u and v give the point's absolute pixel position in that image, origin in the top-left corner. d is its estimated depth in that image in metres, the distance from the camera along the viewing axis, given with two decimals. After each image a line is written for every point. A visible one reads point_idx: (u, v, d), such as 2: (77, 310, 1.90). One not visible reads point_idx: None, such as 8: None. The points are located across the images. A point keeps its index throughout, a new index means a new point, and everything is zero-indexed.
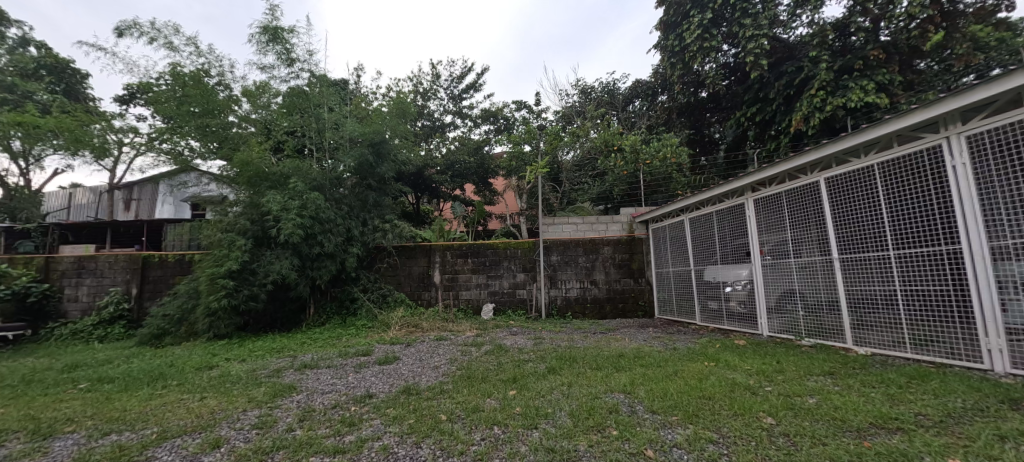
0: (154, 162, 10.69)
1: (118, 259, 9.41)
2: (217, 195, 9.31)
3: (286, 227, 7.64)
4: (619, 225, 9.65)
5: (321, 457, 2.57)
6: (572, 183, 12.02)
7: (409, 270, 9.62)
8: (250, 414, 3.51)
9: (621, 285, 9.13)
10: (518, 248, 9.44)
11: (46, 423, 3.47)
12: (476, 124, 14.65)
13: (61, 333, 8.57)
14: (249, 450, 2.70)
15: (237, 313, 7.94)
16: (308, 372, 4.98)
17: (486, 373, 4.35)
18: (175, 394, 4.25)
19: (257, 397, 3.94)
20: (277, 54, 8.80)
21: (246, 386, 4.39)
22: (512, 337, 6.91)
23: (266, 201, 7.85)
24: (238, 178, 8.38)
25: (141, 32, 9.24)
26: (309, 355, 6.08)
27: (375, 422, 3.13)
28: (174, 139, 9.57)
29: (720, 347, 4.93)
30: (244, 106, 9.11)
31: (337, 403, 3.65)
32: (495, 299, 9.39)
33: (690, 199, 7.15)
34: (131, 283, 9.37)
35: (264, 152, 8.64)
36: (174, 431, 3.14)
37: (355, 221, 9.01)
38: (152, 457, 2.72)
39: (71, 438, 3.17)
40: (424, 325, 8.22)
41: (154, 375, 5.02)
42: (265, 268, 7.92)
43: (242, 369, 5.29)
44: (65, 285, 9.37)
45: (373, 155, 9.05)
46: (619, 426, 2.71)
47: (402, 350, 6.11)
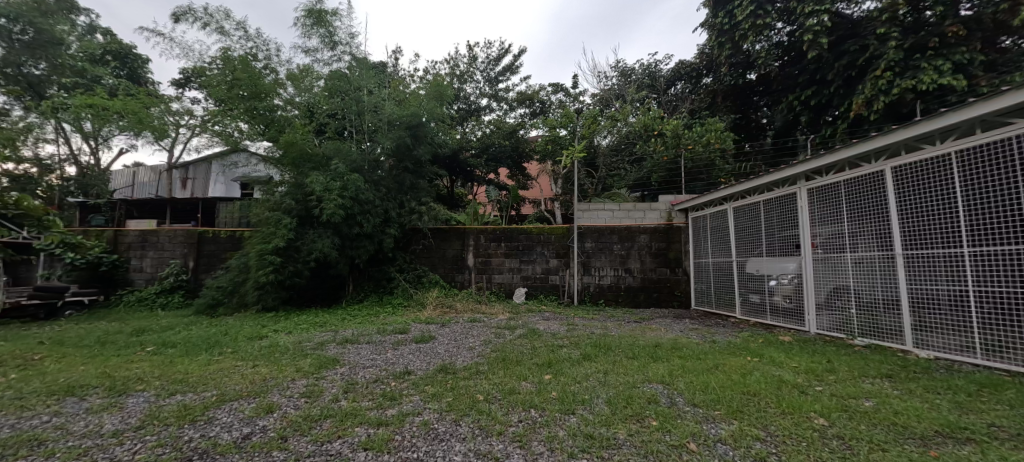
0: (209, 142, 11.35)
1: (176, 234, 10.07)
2: (264, 175, 9.76)
3: (328, 207, 7.92)
4: (657, 213, 9.38)
5: (367, 427, 2.69)
6: (608, 169, 11.76)
7: (443, 252, 9.79)
8: (299, 383, 3.71)
9: (657, 275, 8.92)
10: (552, 234, 9.38)
11: (120, 381, 3.81)
12: (512, 108, 14.51)
13: (129, 299, 9.45)
14: (299, 417, 2.86)
15: (283, 288, 8.39)
16: (349, 347, 5.21)
17: (521, 356, 4.39)
18: (230, 361, 4.56)
19: (304, 368, 4.16)
20: (320, 38, 8.99)
21: (292, 356, 4.64)
22: (544, 322, 6.95)
23: (310, 181, 8.14)
24: (284, 159, 8.74)
25: (196, 17, 9.73)
26: (349, 330, 6.36)
27: (415, 398, 3.23)
28: (225, 121, 10.29)
29: (762, 343, 4.74)
30: (289, 89, 9.41)
31: (378, 378, 3.79)
32: (528, 284, 9.42)
33: (735, 187, 6.80)
34: (187, 256, 10.03)
35: (308, 134, 8.96)
36: (231, 395, 3.36)
37: (393, 203, 9.21)
38: (214, 418, 2.93)
39: (142, 396, 3.46)
40: (457, 306, 8.39)
41: (211, 343, 5.40)
42: (309, 246, 8.28)
43: (289, 340, 5.60)
44: (131, 256, 10.16)
45: (411, 137, 9.19)
46: (659, 417, 2.65)
47: (438, 330, 6.28)
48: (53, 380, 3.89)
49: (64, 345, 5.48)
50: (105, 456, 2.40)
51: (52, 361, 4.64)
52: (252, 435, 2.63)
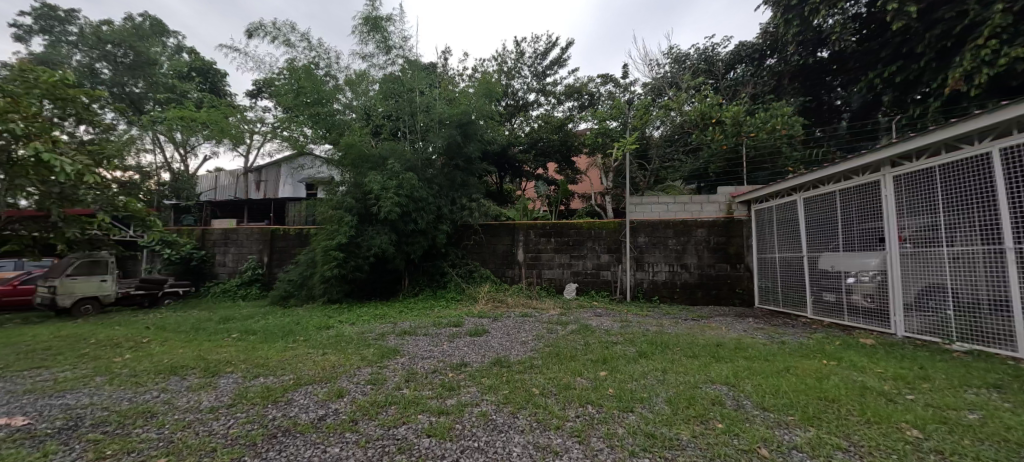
0: (279, 147, 12.35)
1: (253, 231, 11.03)
2: (327, 176, 10.42)
3: (385, 205, 8.31)
4: (716, 206, 8.90)
5: (429, 415, 2.81)
6: (662, 160, 11.31)
7: (494, 248, 9.93)
8: (364, 371, 3.95)
9: (716, 271, 8.48)
10: (603, 228, 9.20)
11: (213, 363, 4.27)
12: (560, 101, 14.35)
13: (216, 291, 10.53)
14: (367, 402, 3.05)
15: (346, 281, 8.94)
16: (408, 338, 5.45)
17: (574, 352, 4.35)
18: (303, 348, 4.95)
19: (368, 357, 4.42)
20: (376, 43, 9.43)
21: (357, 346, 4.95)
22: (597, 318, 6.85)
23: (368, 180, 8.57)
24: (345, 161, 9.27)
25: (266, 32, 10.55)
26: (407, 322, 6.66)
27: (472, 389, 3.33)
28: (293, 127, 11.10)
29: (840, 345, 4.36)
30: (347, 94, 10.01)
31: (436, 368, 3.95)
32: (578, 279, 9.34)
33: (805, 176, 6.26)
34: (263, 252, 10.97)
35: (366, 135, 9.44)
36: (307, 379, 3.66)
37: (445, 200, 9.49)
38: (293, 399, 3.20)
39: (231, 377, 3.85)
40: (509, 301, 8.51)
41: (286, 331, 5.88)
42: (368, 242, 8.75)
43: (353, 331, 5.97)
44: (216, 252, 11.28)
45: (461, 135, 9.39)
46: (725, 419, 2.54)
47: (491, 324, 6.39)
48: (160, 361, 4.43)
49: (166, 331, 6.22)
50: (206, 429, 2.70)
51: (158, 344, 5.29)
52: (326, 417, 2.84)
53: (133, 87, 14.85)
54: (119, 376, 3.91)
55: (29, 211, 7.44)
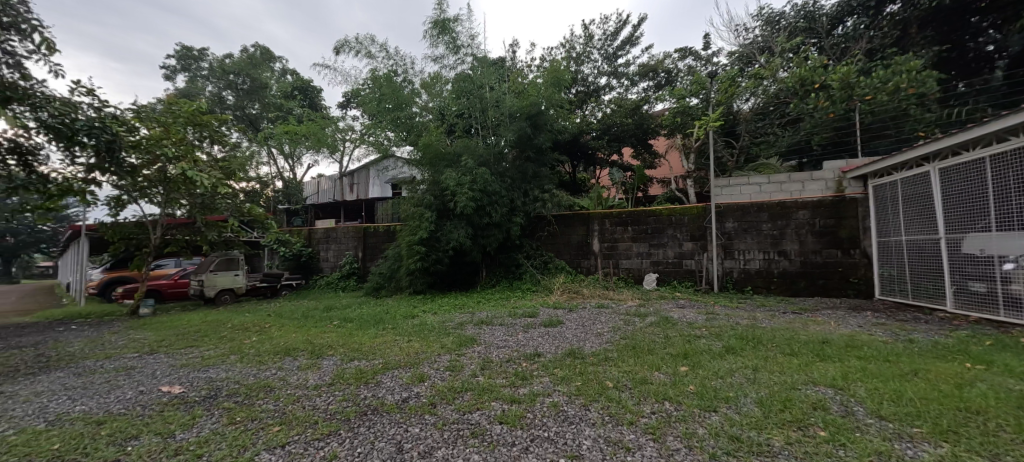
0: (367, 152, 13.48)
1: (349, 230, 12.21)
2: (408, 176, 11.14)
3: (461, 201, 8.65)
4: (821, 184, 7.82)
5: (501, 403, 2.89)
6: (753, 136, 10.21)
7: (568, 238, 9.83)
8: (443, 358, 4.17)
9: (822, 258, 7.47)
10: (685, 214, 8.59)
11: (317, 347, 4.82)
12: (634, 82, 13.63)
13: (321, 283, 11.87)
14: (445, 388, 3.22)
15: (429, 274, 9.50)
16: (485, 328, 5.64)
17: (652, 345, 4.15)
18: (391, 335, 5.37)
19: (448, 344, 4.66)
20: (446, 45, 9.76)
21: (438, 334, 5.25)
22: (679, 310, 6.45)
23: (444, 178, 8.98)
24: (423, 160, 9.81)
25: (351, 47, 11.51)
26: (484, 313, 6.90)
27: (545, 380, 3.34)
28: (377, 133, 12.04)
29: (991, 345, 3.59)
30: (423, 97, 10.61)
31: (510, 357, 4.04)
32: (659, 269, 8.86)
33: (942, 142, 5.21)
34: (357, 248, 12.09)
35: (441, 135, 9.89)
36: (393, 364, 3.97)
37: (517, 193, 9.61)
38: (381, 382, 3.49)
39: (332, 359, 4.32)
40: (585, 292, 8.39)
41: (378, 319, 6.44)
42: (447, 236, 9.19)
43: (435, 320, 6.35)
44: (320, 249, 12.71)
45: (530, 127, 9.39)
46: (829, 427, 2.23)
47: (566, 315, 6.35)
48: (277, 343, 5.14)
49: (282, 318, 7.18)
50: (310, 404, 3.06)
51: (277, 329, 6.14)
52: (408, 399, 3.05)
53: (251, 109, 17.26)
54: (247, 355, 4.60)
55: (180, 219, 9.06)
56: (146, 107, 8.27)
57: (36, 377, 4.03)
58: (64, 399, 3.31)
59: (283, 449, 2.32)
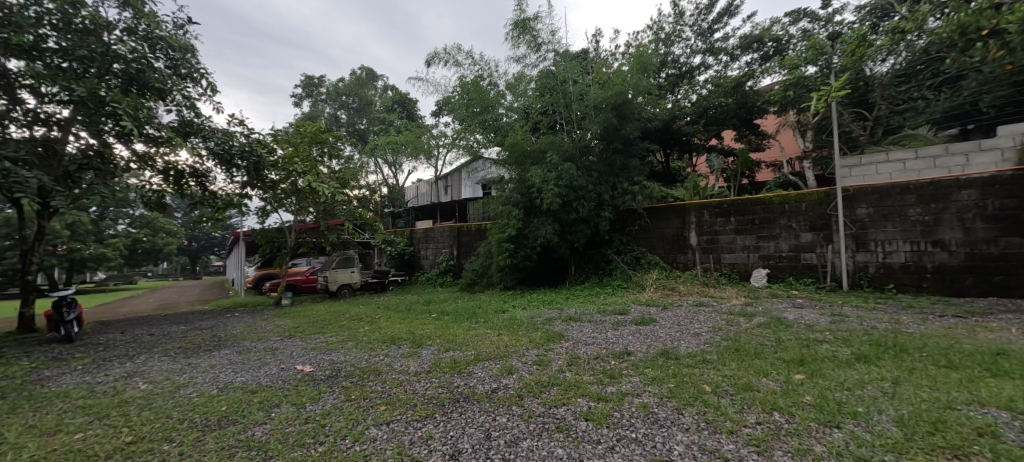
0: (459, 155, 14.28)
1: (444, 229, 13.05)
2: (497, 175, 11.51)
3: (547, 197, 8.69)
4: (994, 155, 6.25)
5: (588, 400, 2.85)
6: (892, 104, 8.56)
7: (662, 232, 9.27)
8: (531, 352, 4.25)
9: (998, 248, 5.98)
10: (802, 201, 7.52)
11: (417, 337, 5.24)
12: (734, 57, 12.33)
13: (422, 279, 12.87)
14: (532, 381, 3.27)
15: (518, 270, 9.71)
16: (573, 324, 5.61)
17: (760, 348, 3.73)
18: (483, 329, 5.61)
19: (536, 339, 4.72)
20: (527, 44, 9.88)
21: (527, 329, 5.34)
22: (795, 310, 5.70)
23: (530, 175, 9.11)
24: (509, 159, 10.06)
25: (440, 58, 12.25)
26: (573, 309, 6.85)
27: (635, 379, 3.20)
28: (467, 136, 12.68)
29: None
30: (508, 98, 10.98)
31: (598, 355, 3.96)
32: (770, 264, 7.91)
33: None
34: (452, 246, 12.87)
35: (526, 133, 10.04)
36: (484, 356, 4.14)
37: (605, 186, 9.36)
38: (473, 372, 3.68)
39: (430, 349, 4.66)
40: (681, 288, 7.85)
41: (471, 314, 6.78)
42: (535, 233, 9.32)
43: (524, 315, 6.48)
44: (420, 248, 13.79)
45: (617, 117, 9.05)
46: (1001, 459, 1.80)
47: (659, 313, 6.01)
48: (385, 332, 5.72)
49: (389, 310, 7.95)
50: (411, 388, 3.35)
51: (385, 320, 6.84)
52: (498, 390, 3.18)
53: (360, 125, 19.42)
54: (361, 342, 5.19)
55: (307, 224, 10.58)
56: (280, 131, 9.79)
57: (211, 353, 5.05)
58: (229, 370, 4.10)
59: (388, 426, 2.58)
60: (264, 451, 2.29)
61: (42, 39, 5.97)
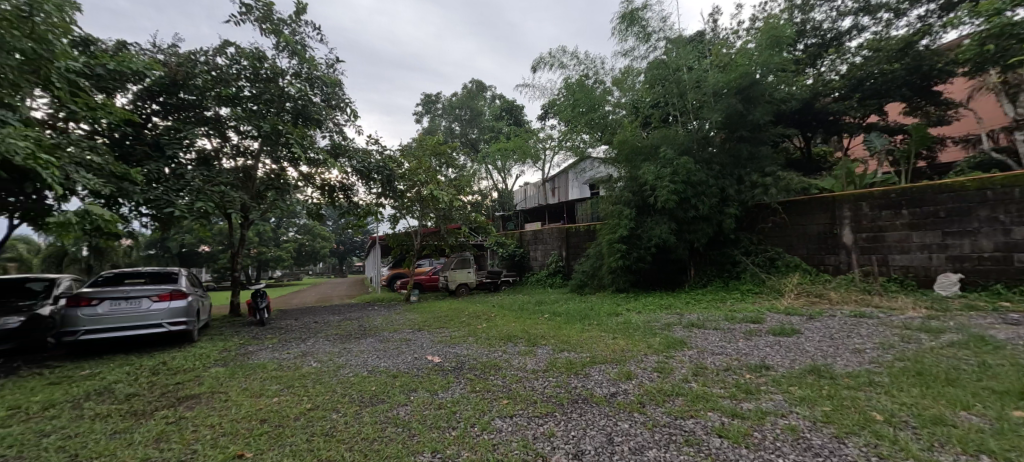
0: (566, 156, 14.35)
1: (553, 231, 13.22)
2: (605, 174, 11.26)
3: (661, 195, 8.23)
4: None
5: (719, 414, 2.61)
6: None
7: (803, 229, 8.03)
8: (651, 358, 4.04)
9: None
10: (1014, 186, 5.81)
11: (532, 336, 5.39)
12: (900, 14, 10.13)
13: (532, 280, 13.20)
14: (654, 389, 3.13)
15: (631, 272, 9.33)
16: (696, 331, 5.18)
17: (952, 373, 2.99)
18: (597, 331, 5.52)
19: (654, 345, 4.49)
20: (636, 36, 9.45)
21: (644, 334, 5.10)
22: (1009, 327, 4.41)
23: (642, 172, 8.74)
24: (618, 157, 9.76)
25: (545, 62, 12.46)
26: (695, 314, 6.33)
27: (777, 397, 2.83)
28: (574, 137, 12.74)
29: None
30: (614, 94, 10.64)
31: (730, 366, 3.58)
32: (963, 267, 6.27)
33: None
34: (561, 247, 12.96)
35: (636, 129, 9.63)
36: (600, 359, 4.08)
37: (730, 180, 8.50)
38: (589, 375, 3.65)
39: (545, 348, 4.76)
40: (832, 295, 6.69)
41: (583, 315, 6.73)
42: (648, 233, 8.88)
43: (640, 319, 6.20)
44: (530, 249, 14.17)
45: (742, 103, 8.15)
46: None
47: (803, 323, 5.22)
48: (501, 330, 6.01)
49: (503, 309, 8.34)
50: (530, 385, 3.46)
51: (500, 318, 7.18)
52: (617, 394, 3.10)
53: (472, 135, 20.78)
54: (480, 338, 5.53)
55: (430, 228, 11.68)
56: (406, 146, 11.00)
57: (360, 340, 5.89)
58: (375, 356, 4.73)
59: (512, 419, 2.71)
60: (408, 429, 2.59)
61: (240, 90, 7.72)
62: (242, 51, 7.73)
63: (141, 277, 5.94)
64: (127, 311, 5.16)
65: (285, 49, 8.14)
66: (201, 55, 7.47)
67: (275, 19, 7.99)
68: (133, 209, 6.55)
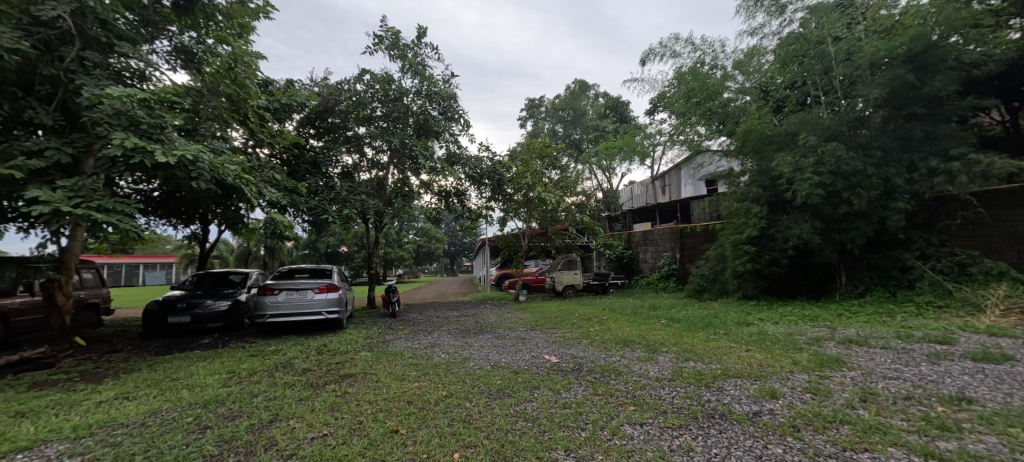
0: (680, 151, 13.41)
1: (665, 231, 12.50)
2: (727, 169, 10.27)
3: (802, 189, 7.33)
4: None
5: (906, 451, 2.19)
6: None
7: None
8: (799, 377, 3.55)
9: None
10: None
11: (651, 342, 5.16)
12: None
13: (642, 283, 12.62)
14: (809, 412, 2.75)
15: (762, 277, 8.32)
16: (856, 349, 4.39)
17: None
18: (725, 341, 5.06)
19: (802, 361, 3.94)
20: (766, 11, 8.75)
21: (786, 348, 4.52)
22: None
23: (775, 166, 7.90)
24: (744, 149, 8.84)
25: (655, 53, 11.83)
26: (852, 329, 5.38)
27: (990, 439, 2.28)
28: (686, 131, 11.68)
29: None
30: (737, 79, 9.95)
31: (912, 395, 2.97)
32: None
33: None
34: (675, 249, 12.19)
35: (766, 116, 8.60)
36: (735, 372, 3.73)
37: (897, 167, 7.20)
38: (724, 388, 3.36)
39: (667, 356, 4.51)
40: None
41: (707, 323, 6.21)
42: (785, 233, 7.90)
43: (778, 331, 5.49)
44: (639, 251, 13.57)
45: (913, 74, 6.77)
46: None
47: (1017, 346, 4.10)
48: (616, 334, 5.85)
49: (615, 312, 8.13)
50: (656, 394, 3.29)
51: (613, 321, 7.00)
52: (763, 414, 2.78)
53: (575, 135, 20.71)
54: (595, 341, 5.46)
55: (536, 230, 11.90)
56: (514, 151, 11.41)
57: (479, 335, 6.28)
58: (495, 352, 4.99)
59: (643, 427, 2.62)
60: (538, 424, 2.67)
61: (373, 111, 8.81)
62: (375, 77, 8.81)
63: (304, 273, 7.02)
64: (298, 300, 6.25)
65: (409, 71, 9.05)
66: (344, 83, 8.72)
67: (401, 46, 8.94)
68: (298, 216, 7.92)
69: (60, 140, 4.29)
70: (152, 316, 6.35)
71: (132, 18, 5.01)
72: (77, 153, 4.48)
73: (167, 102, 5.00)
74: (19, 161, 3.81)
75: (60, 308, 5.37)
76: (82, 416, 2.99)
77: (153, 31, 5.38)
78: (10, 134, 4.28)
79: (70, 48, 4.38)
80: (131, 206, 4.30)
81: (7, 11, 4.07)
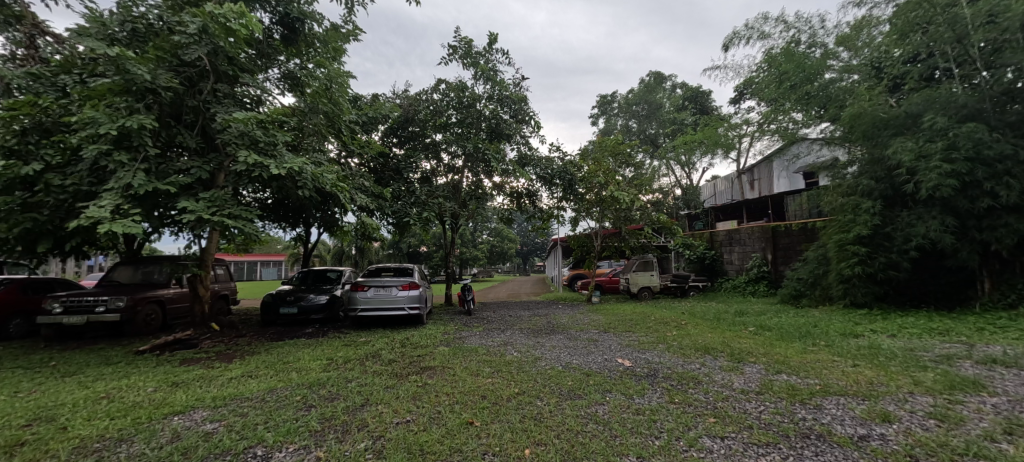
0: (772, 141, 12.24)
1: (754, 230, 11.53)
2: (829, 158, 9.13)
3: (926, 180, 6.35)
4: None
5: None
6: None
7: None
8: (922, 399, 3.08)
9: None
10: None
11: (737, 351, 4.80)
12: None
13: (727, 286, 11.74)
14: (933, 441, 2.39)
15: (876, 282, 7.25)
16: (1001, 370, 3.69)
17: None
18: (826, 354, 4.53)
19: (926, 382, 3.39)
20: None
21: (905, 365, 3.91)
22: None
23: (892, 152, 6.87)
24: (852, 135, 7.82)
25: (740, 37, 10.92)
26: (998, 347, 4.49)
27: None
28: (779, 118, 10.56)
29: None
30: (843, 55, 8.93)
31: None
32: None
33: None
34: (766, 249, 11.20)
35: (878, 95, 7.52)
36: (836, 389, 3.34)
37: None
38: (823, 406, 3.03)
39: (755, 367, 4.15)
40: None
41: (805, 332, 5.60)
42: (905, 232, 6.90)
43: (896, 345, 4.76)
44: (723, 251, 12.63)
45: None
46: None
47: None
48: (696, 340, 5.51)
49: (695, 317, 7.65)
50: (741, 407, 3.07)
51: (694, 327, 6.58)
52: (872, 439, 2.47)
53: (650, 130, 19.84)
54: (673, 347, 5.21)
55: (610, 229, 11.52)
56: (586, 149, 11.25)
57: (551, 335, 6.35)
58: (567, 352, 4.99)
59: (723, 441, 2.48)
60: (610, 428, 2.64)
61: (449, 118, 9.27)
62: (450, 85, 9.28)
63: (389, 272, 7.59)
64: (384, 297, 6.81)
65: (481, 77, 9.37)
66: (423, 94, 9.31)
67: (474, 54, 9.30)
68: (384, 219, 8.61)
69: (200, 160, 5.15)
70: (269, 306, 7.38)
71: (251, 52, 5.86)
72: (212, 170, 5.37)
73: (278, 122, 5.75)
74: (174, 178, 4.66)
75: (201, 297, 6.42)
76: (218, 389, 3.59)
77: (268, 62, 6.23)
78: (166, 156, 5.25)
79: (207, 83, 5.28)
80: (252, 214, 5.05)
81: (163, 56, 5.00)
